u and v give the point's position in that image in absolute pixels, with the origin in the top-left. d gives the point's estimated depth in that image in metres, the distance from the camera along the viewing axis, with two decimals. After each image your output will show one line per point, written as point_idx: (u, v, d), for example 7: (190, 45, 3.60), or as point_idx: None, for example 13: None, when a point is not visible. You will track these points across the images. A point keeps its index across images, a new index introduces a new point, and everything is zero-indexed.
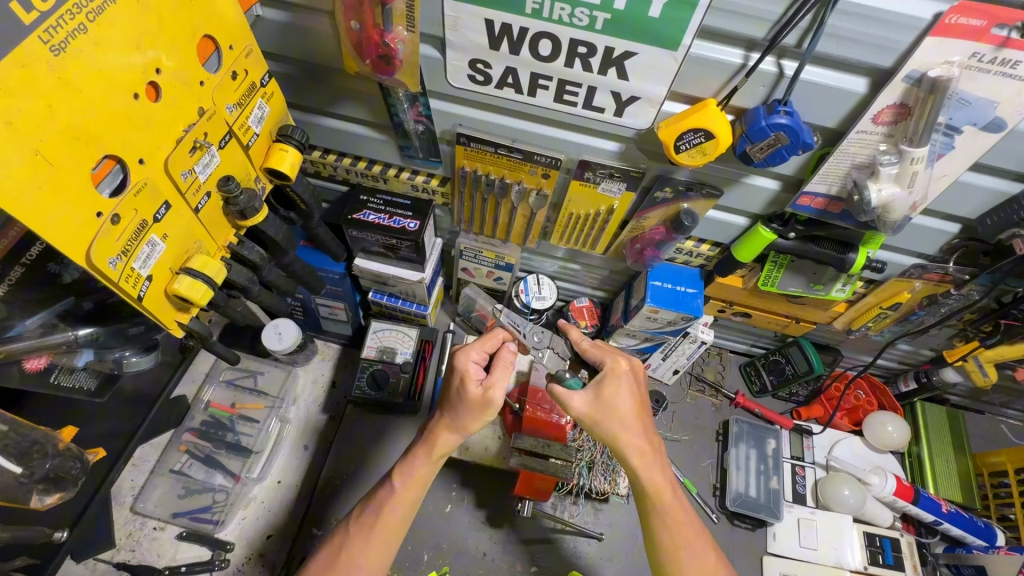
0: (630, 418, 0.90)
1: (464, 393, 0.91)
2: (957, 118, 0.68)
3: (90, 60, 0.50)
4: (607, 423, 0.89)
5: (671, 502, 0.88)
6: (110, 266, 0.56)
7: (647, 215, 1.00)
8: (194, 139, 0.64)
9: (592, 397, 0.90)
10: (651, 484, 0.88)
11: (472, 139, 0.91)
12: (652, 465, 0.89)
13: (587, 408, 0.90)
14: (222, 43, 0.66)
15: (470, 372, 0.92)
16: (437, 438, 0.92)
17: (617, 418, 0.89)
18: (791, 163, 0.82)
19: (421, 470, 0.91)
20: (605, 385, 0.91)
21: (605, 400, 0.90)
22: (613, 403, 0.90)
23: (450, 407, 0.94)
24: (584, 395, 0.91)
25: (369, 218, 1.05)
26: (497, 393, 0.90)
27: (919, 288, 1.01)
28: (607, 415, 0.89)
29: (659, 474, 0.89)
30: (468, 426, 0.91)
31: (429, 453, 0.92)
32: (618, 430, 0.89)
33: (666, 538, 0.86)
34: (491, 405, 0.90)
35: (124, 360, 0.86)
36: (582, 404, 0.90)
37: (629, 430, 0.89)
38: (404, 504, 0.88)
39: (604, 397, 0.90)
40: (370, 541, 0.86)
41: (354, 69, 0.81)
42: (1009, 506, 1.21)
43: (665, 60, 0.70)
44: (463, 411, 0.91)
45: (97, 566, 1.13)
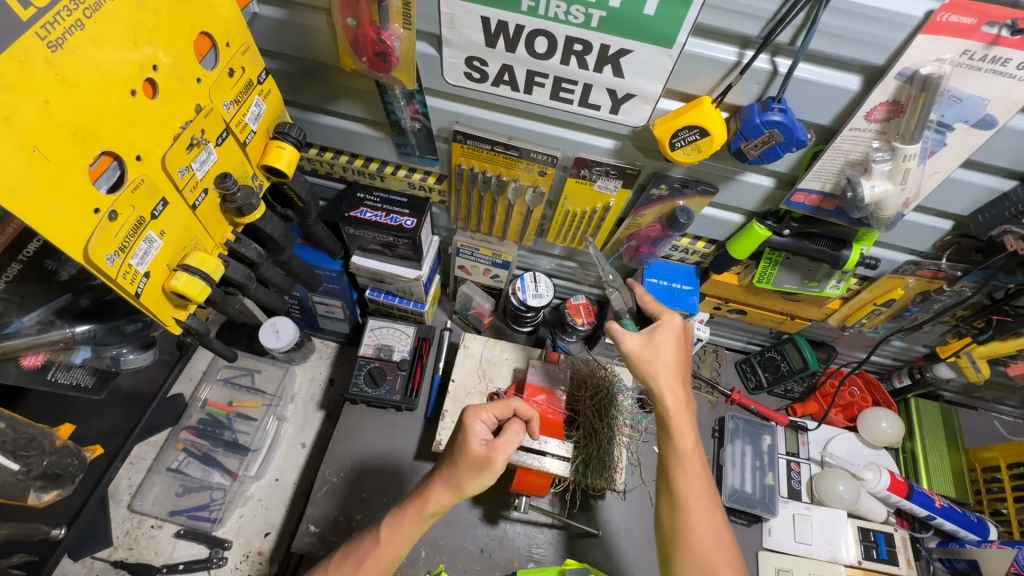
0: (667, 372, 0.90)
1: (465, 448, 0.88)
2: (949, 115, 0.68)
3: (87, 56, 0.50)
4: (648, 367, 0.90)
5: (693, 469, 0.86)
6: (108, 262, 0.56)
7: (643, 212, 1.00)
8: (191, 135, 0.65)
9: (646, 339, 0.92)
10: (680, 448, 0.87)
11: (469, 137, 0.91)
12: (685, 430, 0.87)
13: (635, 348, 0.91)
14: (219, 40, 0.66)
15: (475, 431, 0.89)
16: (431, 495, 0.88)
17: (652, 366, 0.90)
18: (786, 160, 0.82)
19: (408, 529, 0.89)
20: (658, 331, 0.92)
21: (660, 344, 0.91)
22: (662, 348, 0.91)
23: (450, 462, 0.89)
24: (637, 337, 0.92)
25: (366, 216, 1.06)
26: (499, 455, 0.86)
27: (913, 284, 1.02)
28: (649, 360, 0.90)
29: (689, 436, 0.87)
30: (464, 487, 0.87)
31: (418, 511, 0.89)
32: (659, 376, 0.89)
33: (685, 488, 0.85)
34: (492, 467, 0.86)
35: (122, 357, 0.84)
36: (631, 344, 0.91)
37: (665, 378, 0.89)
38: (401, 544, 0.89)
39: (655, 341, 0.91)
40: (370, 566, 0.88)
41: (350, 66, 0.81)
42: (1001, 500, 1.23)
43: (660, 58, 0.71)
44: (462, 472, 0.87)
45: (94, 564, 1.13)
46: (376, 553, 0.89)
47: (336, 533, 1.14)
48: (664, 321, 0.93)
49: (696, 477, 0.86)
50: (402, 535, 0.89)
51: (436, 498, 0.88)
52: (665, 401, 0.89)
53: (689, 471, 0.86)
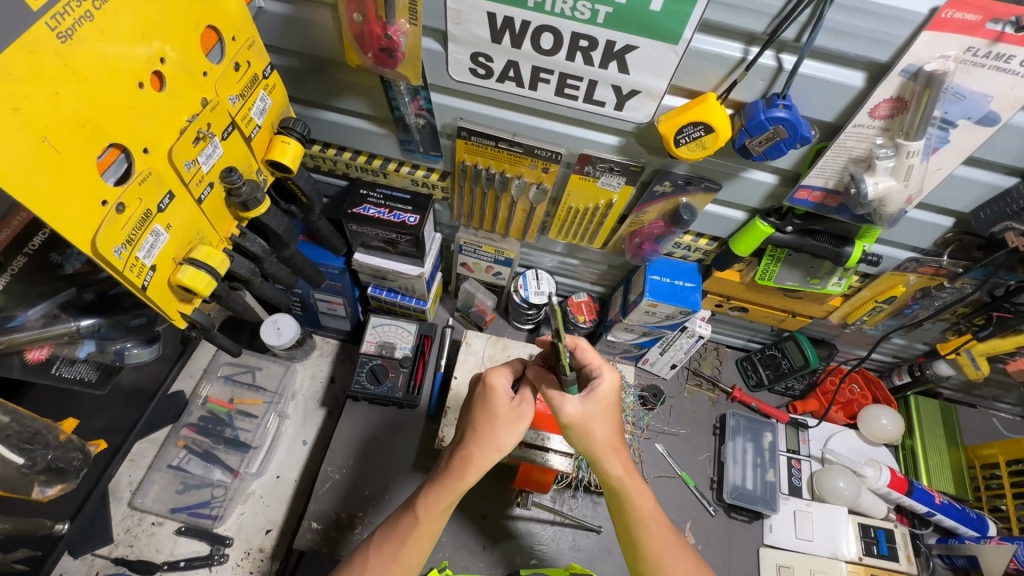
0: (607, 440, 0.84)
1: (493, 406, 0.85)
2: (953, 112, 0.69)
3: (96, 48, 0.50)
4: (591, 437, 0.82)
5: (653, 528, 0.88)
6: (116, 255, 0.56)
7: (646, 209, 1.01)
8: (198, 129, 0.65)
9: (586, 402, 0.81)
10: (636, 513, 0.87)
11: (473, 134, 0.92)
12: (636, 493, 0.87)
13: (576, 418, 0.81)
14: (225, 34, 0.66)
15: (502, 385, 0.87)
16: (472, 464, 0.84)
17: (593, 437, 0.83)
18: (790, 157, 0.83)
19: (445, 502, 0.86)
20: (596, 394, 0.82)
21: (599, 412, 0.82)
22: (602, 418, 0.82)
23: (480, 423, 0.86)
24: (576, 402, 0.81)
25: (369, 212, 1.06)
26: (531, 407, 0.85)
27: (914, 282, 1.03)
28: (591, 429, 0.82)
29: (641, 498, 0.87)
30: (505, 444, 0.84)
31: (456, 484, 0.85)
32: (601, 445, 0.83)
33: (651, 550, 0.87)
34: (526, 418, 0.85)
35: (126, 352, 0.82)
36: (575, 412, 0.81)
37: (607, 451, 0.83)
38: (441, 517, 0.87)
39: (596, 413, 0.82)
40: (413, 544, 0.86)
41: (355, 62, 0.81)
42: (1000, 497, 1.24)
43: (665, 54, 0.71)
44: (497, 429, 0.84)
45: (95, 561, 1.13)
46: (418, 529, 0.86)
47: (337, 529, 1.14)
48: (604, 381, 0.83)
49: (660, 531, 0.88)
50: (442, 508, 0.86)
51: (478, 463, 0.84)
52: (611, 471, 0.85)
53: (647, 530, 0.88)
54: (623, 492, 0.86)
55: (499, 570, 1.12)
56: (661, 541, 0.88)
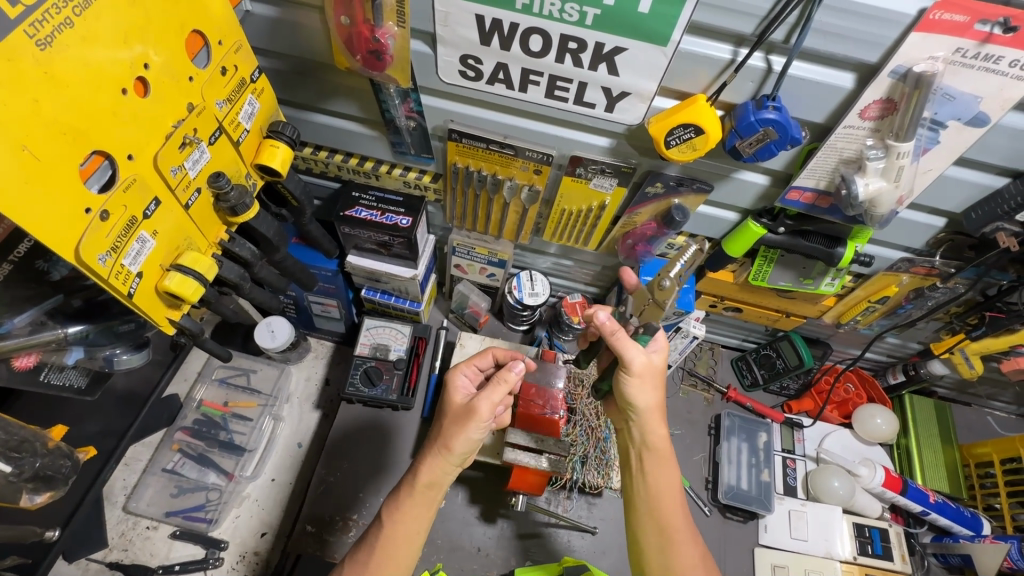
0: (655, 402, 0.87)
1: (449, 404, 0.89)
2: (942, 113, 0.69)
3: (77, 55, 0.50)
4: (645, 392, 0.86)
5: (680, 502, 0.89)
6: (99, 263, 0.55)
7: (639, 210, 1.00)
8: (184, 134, 0.64)
9: (652, 355, 0.85)
10: (662, 483, 0.89)
11: (464, 136, 0.91)
12: (667, 463, 0.89)
13: (644, 367, 0.83)
14: (211, 38, 0.66)
15: (456, 386, 0.91)
16: (422, 466, 0.86)
17: (647, 393, 0.86)
18: (780, 158, 0.83)
19: (409, 506, 0.85)
20: (653, 355, 0.86)
21: (658, 368, 0.86)
22: (657, 376, 0.86)
23: (438, 424, 0.88)
24: (646, 352, 0.84)
25: (361, 215, 1.05)
26: (481, 403, 0.83)
27: (907, 282, 1.03)
28: (648, 382, 0.85)
29: (672, 467, 0.89)
30: (450, 444, 0.84)
31: (412, 486, 0.86)
32: (651, 403, 0.86)
33: (671, 522, 0.87)
34: (474, 415, 0.83)
35: (115, 358, 0.85)
36: (644, 362, 0.82)
37: (654, 411, 0.87)
38: (413, 521, 0.85)
39: (654, 368, 0.85)
40: (382, 553, 0.84)
41: (344, 65, 0.80)
42: (994, 495, 1.24)
43: (655, 56, 0.71)
44: (447, 427, 0.85)
45: (89, 565, 1.13)
46: (384, 535, 0.84)
47: (331, 532, 1.15)
48: (662, 345, 0.88)
49: (680, 509, 0.88)
50: (404, 512, 0.85)
51: (431, 466, 0.86)
52: (654, 434, 0.88)
53: (672, 503, 0.88)
54: (658, 457, 0.89)
55: (494, 571, 1.12)
56: (683, 518, 0.88)
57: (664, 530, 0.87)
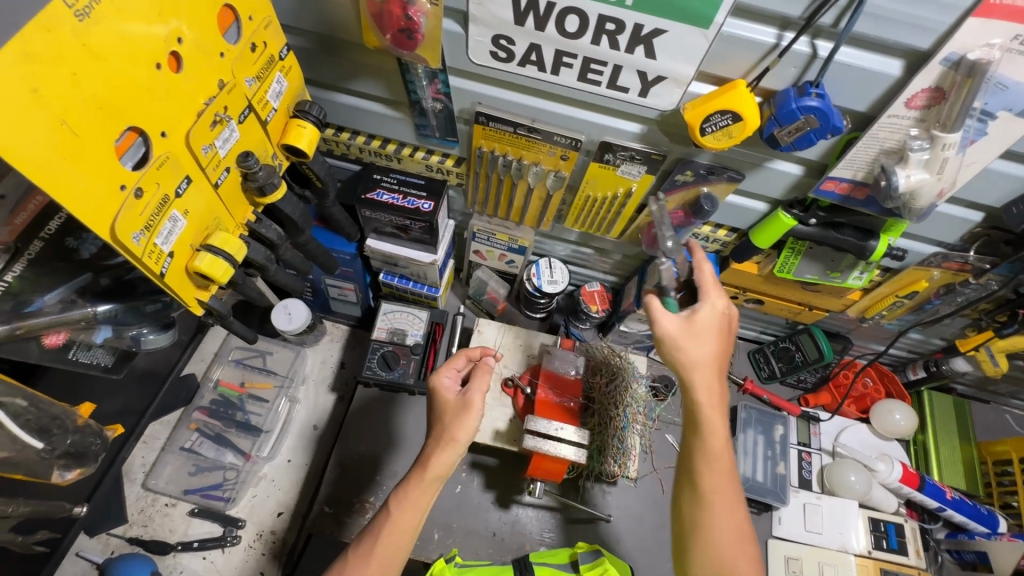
0: (708, 359, 0.81)
1: (444, 404, 0.90)
2: (993, 103, 0.66)
3: (115, 27, 0.49)
4: (692, 349, 0.80)
5: (725, 482, 0.80)
6: (134, 241, 0.55)
7: (666, 198, 0.99)
8: (215, 112, 0.63)
9: (684, 322, 0.82)
10: (714, 429, 0.80)
11: (491, 119, 0.89)
12: (721, 413, 0.81)
13: (676, 333, 0.81)
14: (241, 13, 0.64)
15: (445, 386, 0.91)
16: (431, 459, 0.85)
17: (701, 349, 0.80)
18: (818, 148, 0.81)
19: (418, 495, 0.84)
20: (700, 313, 0.82)
21: (708, 331, 0.81)
22: (700, 337, 0.81)
23: (434, 425, 0.89)
24: (676, 319, 0.82)
25: (382, 198, 1.04)
26: (477, 395, 0.88)
27: (938, 277, 1.01)
28: (696, 344, 0.81)
29: (717, 429, 0.80)
30: (456, 437, 0.86)
31: (420, 477, 0.84)
32: (699, 362, 0.80)
33: (711, 492, 0.80)
34: (472, 407, 0.87)
35: (142, 338, 0.83)
36: (670, 328, 0.81)
37: (710, 368, 0.81)
38: (416, 512, 0.84)
39: (698, 326, 0.81)
40: (385, 543, 0.81)
41: (373, 43, 0.79)
42: (1011, 494, 1.23)
43: (695, 39, 0.68)
44: (448, 422, 0.87)
45: (110, 540, 1.14)
46: (391, 523, 0.82)
47: (350, 514, 1.17)
48: (705, 305, 0.82)
49: (723, 474, 0.80)
50: (414, 498, 0.84)
51: (438, 458, 0.85)
52: (700, 396, 0.80)
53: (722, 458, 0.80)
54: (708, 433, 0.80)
55: (508, 555, 1.13)
56: (722, 482, 0.80)
57: (702, 490, 0.80)
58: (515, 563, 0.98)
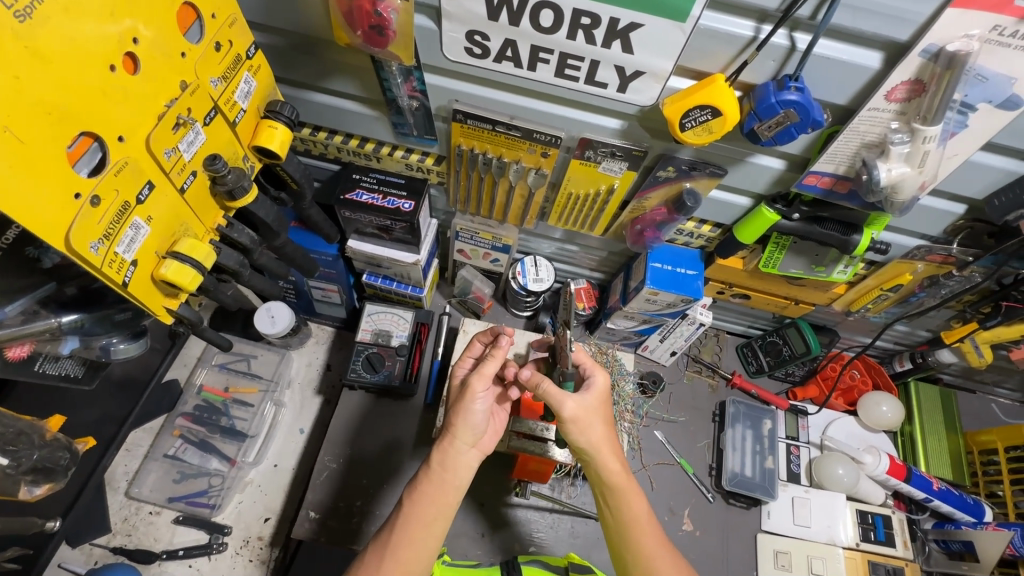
0: (603, 436, 0.84)
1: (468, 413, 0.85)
2: (973, 95, 0.65)
3: (61, 28, 0.47)
4: (589, 426, 0.83)
5: (645, 527, 0.82)
6: (92, 251, 0.53)
7: (648, 195, 0.98)
8: (177, 115, 0.61)
9: (584, 398, 0.83)
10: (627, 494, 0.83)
11: (469, 116, 0.87)
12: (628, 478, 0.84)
13: (577, 412, 0.82)
14: (203, 11, 0.62)
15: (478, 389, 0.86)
16: (440, 451, 0.84)
17: (599, 422, 0.84)
18: (799, 142, 0.80)
19: (430, 490, 0.82)
20: (593, 391, 0.84)
21: (597, 408, 0.84)
22: (597, 414, 0.84)
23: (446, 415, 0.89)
24: (576, 398, 0.82)
25: (361, 198, 1.02)
26: (478, 377, 0.86)
27: (921, 270, 1.01)
28: (591, 421, 0.83)
29: (636, 498, 0.83)
30: (454, 425, 0.85)
31: (428, 469, 0.84)
32: (598, 440, 0.83)
33: (642, 548, 0.81)
34: (469, 390, 0.86)
35: (112, 347, 0.82)
36: (575, 408, 0.81)
37: (606, 442, 0.84)
38: (434, 507, 0.81)
39: (592, 402, 0.84)
40: (399, 542, 0.78)
41: (345, 41, 0.77)
42: (997, 483, 1.24)
43: (673, 32, 0.67)
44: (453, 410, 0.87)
45: (93, 551, 1.13)
46: (405, 519, 0.80)
47: (336, 518, 1.13)
48: (600, 381, 0.85)
49: (654, 538, 0.82)
50: (427, 492, 0.82)
51: (443, 449, 0.84)
52: (612, 467, 0.83)
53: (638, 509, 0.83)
54: (616, 492, 0.84)
55: (498, 556, 1.12)
56: (657, 547, 0.81)
57: (640, 562, 0.81)
58: (504, 564, 0.95)
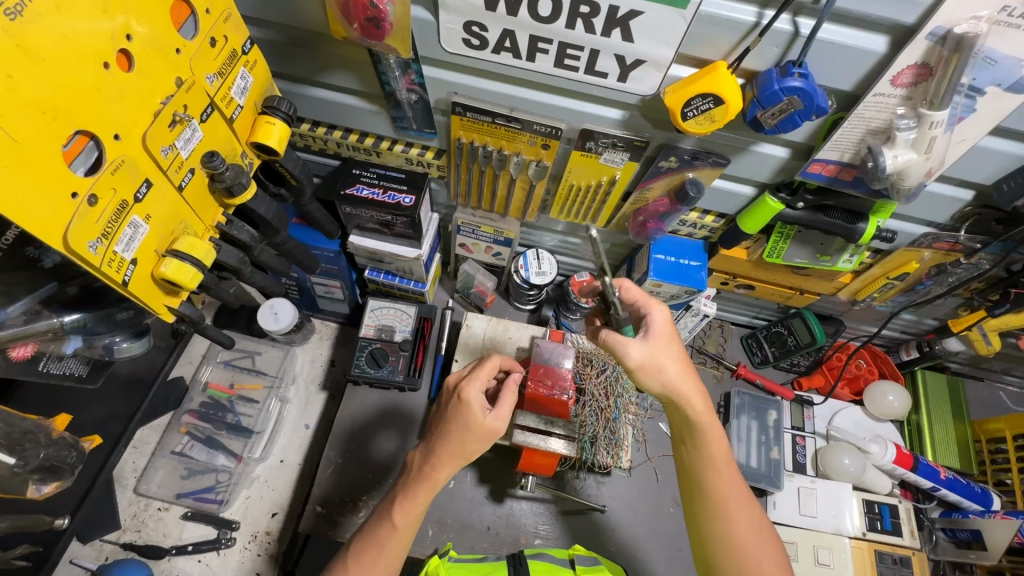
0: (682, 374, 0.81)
1: (474, 424, 0.83)
2: (981, 78, 0.64)
3: (52, 25, 0.46)
4: (662, 368, 0.80)
5: (721, 471, 0.82)
6: (90, 250, 0.53)
7: (651, 185, 0.96)
8: (174, 112, 0.61)
9: (650, 342, 0.81)
10: (706, 436, 0.82)
11: (468, 109, 0.87)
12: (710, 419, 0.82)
13: (645, 358, 0.79)
14: (197, 7, 0.61)
15: (477, 404, 0.84)
16: (437, 470, 0.83)
17: (675, 359, 0.81)
18: (804, 129, 0.78)
19: (418, 502, 0.83)
20: (654, 331, 0.82)
21: (666, 350, 0.81)
22: (670, 354, 0.81)
23: (441, 428, 0.86)
24: (642, 343, 0.80)
25: (362, 193, 1.02)
26: (475, 396, 0.85)
27: (929, 257, 0.99)
28: (662, 364, 0.80)
29: (716, 439, 0.82)
30: (465, 448, 0.84)
31: (423, 484, 0.83)
32: (675, 382, 0.80)
33: (720, 493, 0.80)
34: (491, 427, 0.85)
35: (116, 346, 0.84)
36: (641, 355, 0.79)
37: (685, 380, 0.81)
38: (415, 515, 0.84)
39: (658, 344, 0.81)
40: (390, 551, 0.82)
41: (341, 34, 0.76)
42: (1005, 471, 1.23)
43: (673, 20, 0.66)
44: (453, 425, 0.84)
45: (103, 547, 1.14)
46: (393, 534, 0.82)
47: (342, 513, 1.14)
48: (658, 316, 0.83)
49: (730, 481, 0.81)
50: (416, 505, 0.83)
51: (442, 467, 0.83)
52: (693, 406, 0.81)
53: (717, 452, 0.82)
54: (697, 433, 0.82)
55: (503, 549, 1.12)
56: (733, 488, 0.81)
57: (717, 505, 0.80)
58: (510, 559, 0.96)
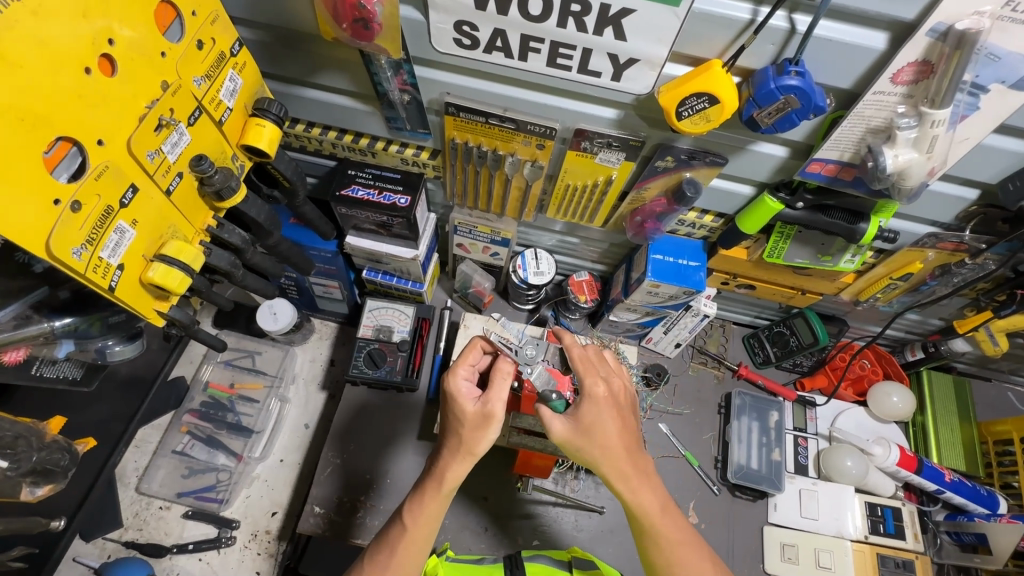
0: (613, 450, 0.80)
1: (461, 414, 0.82)
2: (985, 75, 0.62)
3: (30, 30, 0.46)
4: (590, 444, 0.80)
5: (665, 541, 0.80)
6: (74, 257, 0.52)
7: (648, 185, 0.95)
8: (159, 116, 0.60)
9: (576, 422, 0.80)
10: (642, 508, 0.81)
11: (461, 109, 0.86)
12: (643, 486, 0.81)
13: (568, 434, 0.81)
14: (183, 9, 0.61)
15: (463, 392, 0.83)
16: (447, 470, 0.82)
17: (605, 436, 0.80)
18: (802, 128, 0.77)
19: (432, 507, 0.82)
20: (584, 407, 0.81)
21: (598, 430, 0.80)
22: (597, 433, 0.80)
23: (451, 430, 0.84)
24: (565, 419, 0.81)
25: (357, 194, 1.01)
26: (496, 405, 0.81)
27: (933, 258, 0.97)
28: (591, 442, 0.80)
29: (650, 509, 0.80)
30: (472, 448, 0.81)
31: (436, 489, 0.82)
32: (603, 460, 0.80)
33: (664, 560, 0.80)
34: (493, 418, 0.81)
35: (108, 349, 0.84)
36: (562, 432, 0.80)
37: (614, 457, 0.80)
38: (430, 522, 0.82)
39: (586, 421, 0.80)
40: (403, 553, 0.81)
41: (331, 35, 0.75)
42: (1012, 474, 1.21)
43: (666, 18, 0.64)
44: (457, 425, 0.83)
45: (106, 545, 1.15)
46: (407, 537, 0.82)
47: (341, 513, 1.13)
48: (593, 391, 0.81)
49: (670, 549, 0.80)
50: (429, 511, 0.82)
51: (453, 472, 0.82)
52: (618, 475, 0.80)
53: (657, 522, 0.80)
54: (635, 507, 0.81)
55: (501, 550, 1.12)
56: (676, 556, 0.80)
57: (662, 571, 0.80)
58: (507, 560, 0.95)
